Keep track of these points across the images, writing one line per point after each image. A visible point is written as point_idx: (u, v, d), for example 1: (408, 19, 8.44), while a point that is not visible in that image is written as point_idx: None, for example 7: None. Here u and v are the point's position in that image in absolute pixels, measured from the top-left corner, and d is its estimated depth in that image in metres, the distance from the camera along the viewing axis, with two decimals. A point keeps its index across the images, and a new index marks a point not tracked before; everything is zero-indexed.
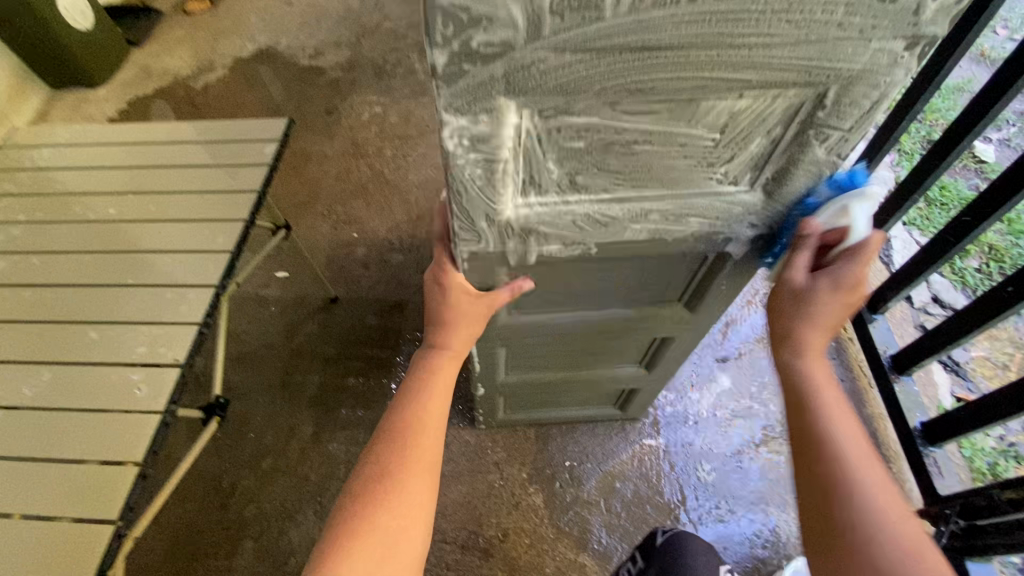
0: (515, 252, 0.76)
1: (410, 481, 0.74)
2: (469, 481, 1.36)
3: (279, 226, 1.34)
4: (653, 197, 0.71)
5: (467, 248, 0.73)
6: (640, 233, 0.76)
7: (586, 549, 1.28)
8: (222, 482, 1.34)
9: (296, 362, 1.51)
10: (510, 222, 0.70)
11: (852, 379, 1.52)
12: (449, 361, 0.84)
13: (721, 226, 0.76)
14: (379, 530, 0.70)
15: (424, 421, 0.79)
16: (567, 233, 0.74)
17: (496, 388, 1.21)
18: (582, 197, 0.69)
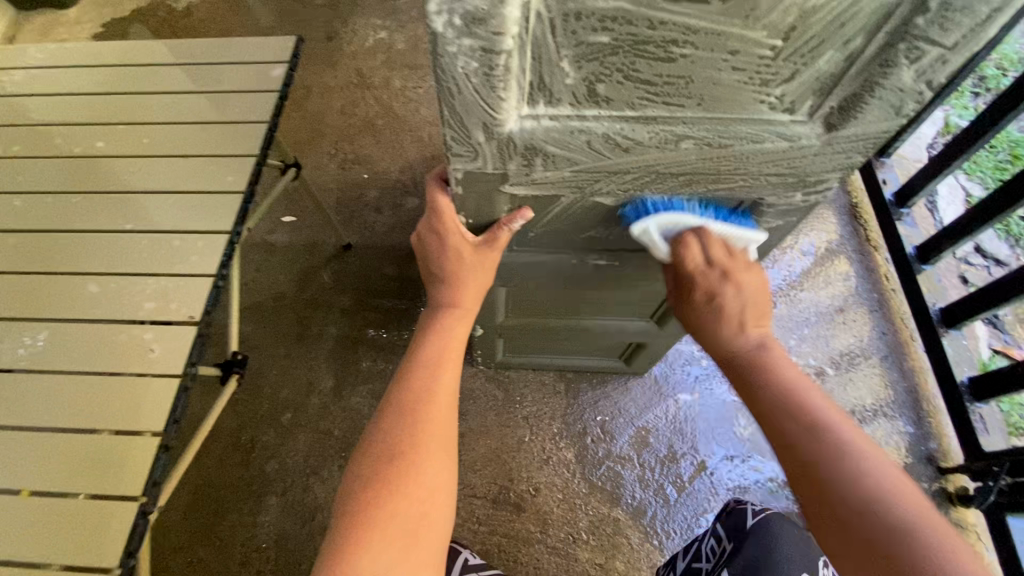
0: (516, 176, 0.60)
1: (429, 459, 0.63)
2: (498, 437, 1.31)
3: (288, 165, 1.19)
4: (689, 120, 0.53)
5: (460, 164, 0.58)
6: (663, 165, 0.59)
7: (620, 504, 1.25)
8: (241, 437, 1.28)
9: (310, 313, 1.42)
10: (512, 137, 0.54)
11: (895, 332, 1.46)
12: (461, 324, 0.73)
13: (762, 163, 0.58)
14: (399, 516, 0.59)
15: (438, 395, 0.67)
16: (581, 159, 0.57)
17: (494, 329, 1.14)
18: (602, 113, 0.52)
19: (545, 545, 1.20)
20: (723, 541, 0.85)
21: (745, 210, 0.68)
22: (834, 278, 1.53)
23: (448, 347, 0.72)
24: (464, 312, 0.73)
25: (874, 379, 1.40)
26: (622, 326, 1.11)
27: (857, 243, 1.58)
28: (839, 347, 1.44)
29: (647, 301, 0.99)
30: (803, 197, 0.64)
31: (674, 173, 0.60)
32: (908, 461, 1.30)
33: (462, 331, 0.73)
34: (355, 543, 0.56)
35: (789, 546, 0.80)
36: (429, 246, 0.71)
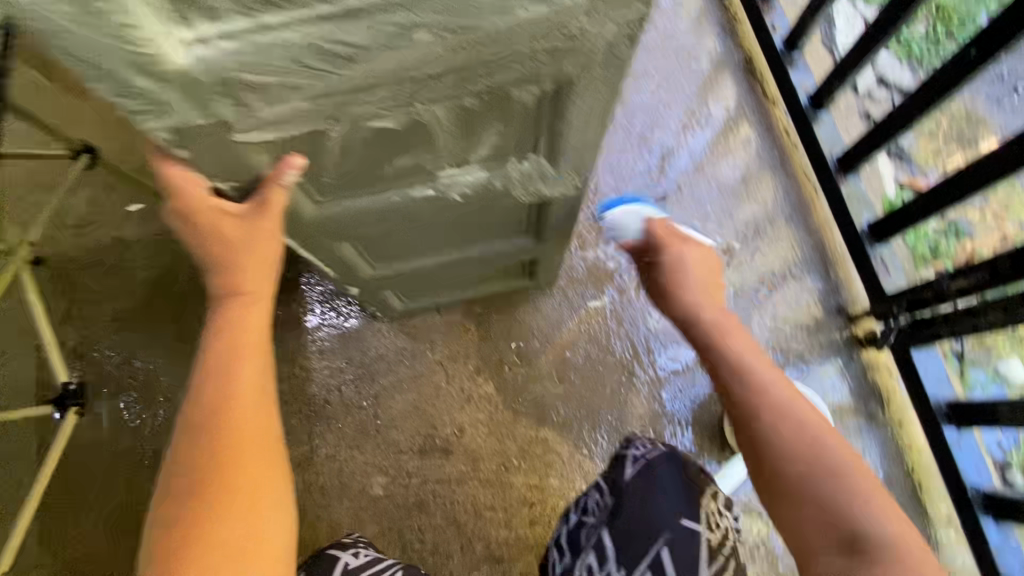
0: (240, 121, 0.48)
1: (239, 463, 0.63)
2: (415, 387, 1.26)
3: (78, 151, 1.02)
4: (408, 4, 0.40)
5: (152, 120, 0.46)
6: (413, 69, 0.46)
7: (547, 423, 1.25)
8: (145, 453, 1.23)
9: (185, 307, 1.30)
10: (188, 73, 0.41)
11: (798, 190, 1.42)
12: (253, 309, 0.69)
13: (533, 41, 0.46)
14: (218, 527, 0.60)
15: (237, 395, 0.65)
16: (304, 83, 0.45)
17: (367, 286, 1.04)
18: (289, 18, 0.39)
19: (479, 480, 1.21)
20: (604, 494, 0.79)
21: (554, 100, 0.57)
22: (735, 145, 1.45)
23: (242, 340, 0.68)
24: (252, 298, 0.69)
25: (782, 242, 1.37)
26: (501, 248, 1.02)
27: (755, 103, 1.48)
28: (745, 218, 1.39)
29: (513, 220, 0.90)
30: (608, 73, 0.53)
31: (434, 75, 0.48)
32: (819, 317, 1.32)
33: (256, 316, 0.69)
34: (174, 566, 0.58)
35: (669, 490, 0.75)
36: (191, 236, 0.65)
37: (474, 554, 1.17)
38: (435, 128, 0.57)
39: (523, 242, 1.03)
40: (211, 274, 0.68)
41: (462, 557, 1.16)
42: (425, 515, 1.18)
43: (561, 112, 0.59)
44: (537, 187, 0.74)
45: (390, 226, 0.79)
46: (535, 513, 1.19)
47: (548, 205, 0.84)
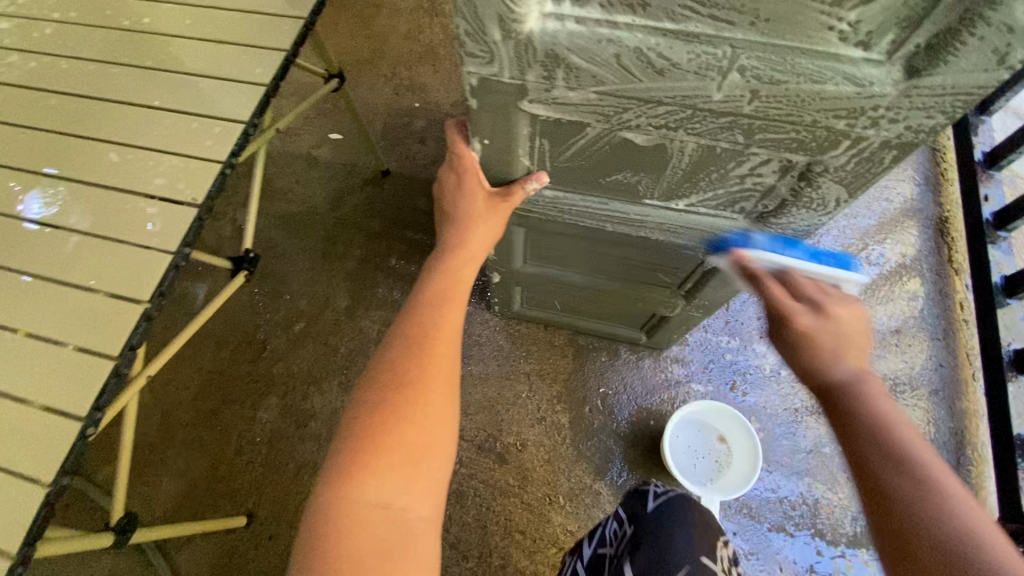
0: (531, 92, 0.54)
1: (431, 391, 0.64)
2: (497, 387, 1.30)
3: (332, 74, 1.16)
4: (739, 42, 0.45)
5: (474, 67, 0.52)
6: (703, 98, 0.50)
7: (604, 479, 1.21)
8: (255, 335, 1.33)
9: (338, 231, 1.44)
10: (532, 40, 0.47)
11: (954, 367, 1.30)
12: (469, 266, 0.74)
13: (820, 111, 0.49)
14: (405, 444, 0.60)
15: (440, 331, 0.68)
16: (609, 77, 0.50)
17: (513, 276, 1.09)
18: (636, 22, 0.45)
19: (521, 500, 1.20)
20: (625, 524, 0.77)
21: (803, 172, 0.59)
22: (897, 295, 1.37)
23: (454, 288, 0.72)
24: (458, 252, 0.73)
25: (916, 411, 1.26)
26: (645, 294, 1.02)
27: (935, 264, 1.40)
28: (885, 371, 1.30)
29: (676, 272, 0.91)
30: (859, 165, 0.55)
31: (715, 110, 0.51)
32: None
33: (468, 273, 0.74)
34: (365, 467, 0.58)
35: (688, 522, 0.72)
36: (450, 189, 0.75)
37: (489, 567, 1.15)
38: (675, 159, 0.61)
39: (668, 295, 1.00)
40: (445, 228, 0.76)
41: (478, 565, 1.15)
42: (459, 507, 1.19)
43: (800, 190, 0.62)
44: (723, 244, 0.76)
45: (572, 232, 0.84)
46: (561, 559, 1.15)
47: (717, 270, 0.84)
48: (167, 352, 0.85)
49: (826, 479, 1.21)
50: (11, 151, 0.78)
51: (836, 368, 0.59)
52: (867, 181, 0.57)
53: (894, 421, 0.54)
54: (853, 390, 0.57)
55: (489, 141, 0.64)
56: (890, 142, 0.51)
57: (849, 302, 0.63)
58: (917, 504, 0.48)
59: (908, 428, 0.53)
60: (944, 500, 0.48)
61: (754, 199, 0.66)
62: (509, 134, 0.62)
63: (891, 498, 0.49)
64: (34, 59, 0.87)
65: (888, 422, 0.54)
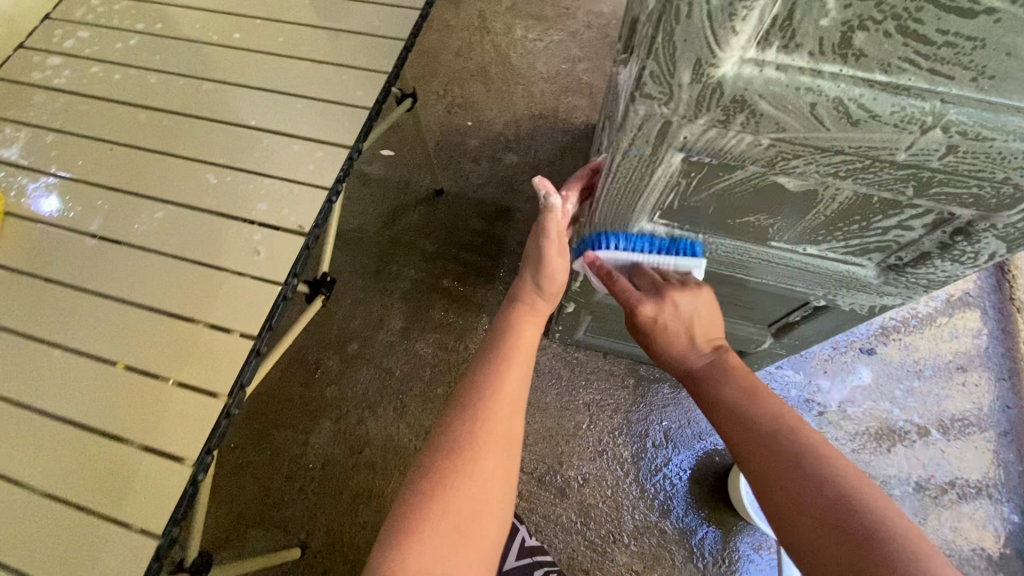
0: (699, 134, 0.54)
1: (483, 458, 0.67)
2: (556, 417, 1.26)
3: (405, 94, 1.14)
4: (951, 97, 0.44)
5: (645, 106, 0.52)
6: (888, 150, 0.50)
7: (669, 517, 1.17)
8: (307, 357, 1.30)
9: (392, 250, 1.41)
10: (724, 85, 0.47)
11: (1021, 408, 1.27)
12: (528, 328, 0.81)
13: (1016, 169, 0.49)
14: (453, 511, 0.62)
15: (501, 393, 0.72)
16: (794, 125, 0.49)
17: (590, 305, 1.07)
18: (845, 72, 0.43)
19: (583, 537, 1.15)
20: None
21: (960, 227, 0.59)
22: (961, 332, 1.35)
23: (516, 349, 0.78)
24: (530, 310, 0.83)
25: (985, 454, 1.23)
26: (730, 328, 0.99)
27: (998, 302, 1.38)
28: (953, 410, 1.27)
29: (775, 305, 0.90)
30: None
31: (897, 161, 0.51)
32: (1005, 553, 1.14)
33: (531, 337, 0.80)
34: (415, 530, 0.61)
35: None
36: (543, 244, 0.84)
37: None
38: (823, 204, 0.62)
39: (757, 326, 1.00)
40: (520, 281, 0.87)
41: None
42: None
43: (950, 244, 0.62)
44: (841, 288, 0.77)
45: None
46: None
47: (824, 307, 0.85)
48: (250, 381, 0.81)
49: None
50: (104, 170, 0.75)
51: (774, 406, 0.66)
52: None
53: (828, 464, 0.58)
54: (778, 432, 0.63)
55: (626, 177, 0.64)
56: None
57: (703, 293, 0.75)
58: (856, 540, 0.51)
59: (813, 458, 0.59)
60: (844, 497, 0.54)
61: (888, 249, 0.68)
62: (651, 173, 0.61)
63: (809, 496, 0.56)
64: (121, 74, 0.84)
65: (773, 435, 0.63)
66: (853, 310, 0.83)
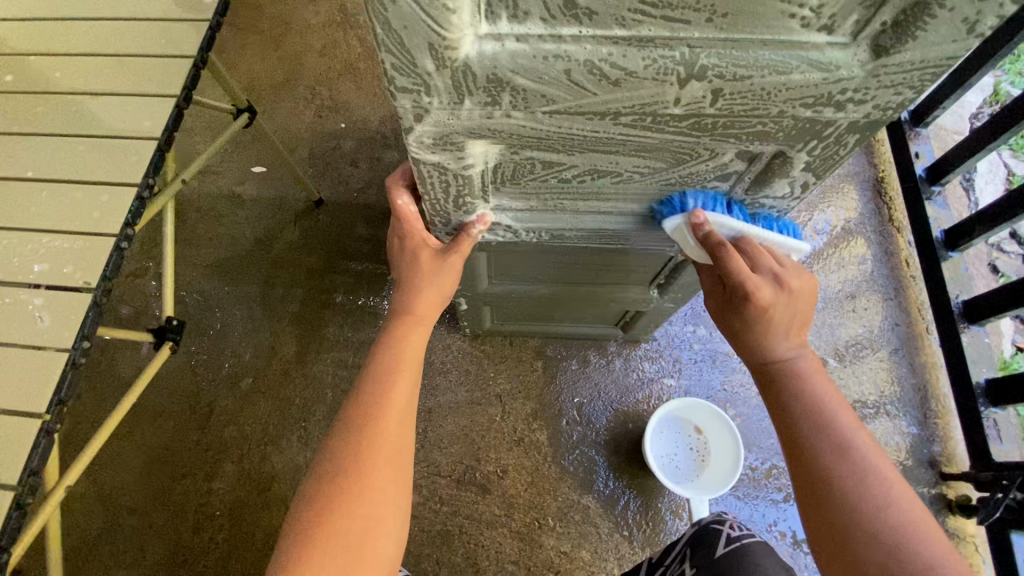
0: (476, 120, 0.49)
1: (372, 476, 0.66)
2: (469, 414, 1.24)
3: (240, 109, 1.07)
4: (696, 41, 0.41)
5: (408, 100, 0.46)
6: (663, 105, 0.47)
7: (591, 491, 1.18)
8: (200, 400, 1.23)
9: (277, 273, 1.34)
10: (471, 67, 0.43)
11: (909, 323, 1.33)
12: (415, 335, 0.76)
13: (787, 101, 0.47)
14: (343, 529, 0.62)
15: (387, 410, 0.70)
16: (560, 95, 0.46)
17: (477, 298, 1.04)
18: (583, 32, 0.41)
19: (509, 529, 1.15)
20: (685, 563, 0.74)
21: (769, 161, 0.57)
22: (848, 259, 1.39)
23: (400, 360, 0.73)
24: (416, 318, 0.76)
25: (879, 373, 1.28)
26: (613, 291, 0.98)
27: (878, 224, 1.43)
28: (846, 336, 1.32)
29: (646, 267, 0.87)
30: (824, 150, 0.54)
31: (676, 114, 0.48)
32: (906, 463, 1.21)
33: (416, 344, 0.75)
34: (304, 554, 0.60)
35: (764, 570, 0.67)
36: (398, 254, 0.77)
37: None
38: (635, 164, 0.58)
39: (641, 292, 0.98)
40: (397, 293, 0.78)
41: None
42: (446, 548, 1.13)
43: (762, 179, 0.60)
44: None
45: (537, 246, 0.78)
46: None
47: (687, 263, 0.83)
48: (87, 452, 0.74)
49: None
50: None
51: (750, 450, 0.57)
52: (834, 162, 0.56)
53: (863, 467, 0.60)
54: (834, 442, 0.62)
55: (435, 165, 0.57)
56: (857, 123, 0.50)
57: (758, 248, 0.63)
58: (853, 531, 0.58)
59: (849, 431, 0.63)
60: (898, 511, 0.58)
61: (718, 198, 0.66)
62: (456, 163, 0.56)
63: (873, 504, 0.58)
64: None
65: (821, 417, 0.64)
66: None
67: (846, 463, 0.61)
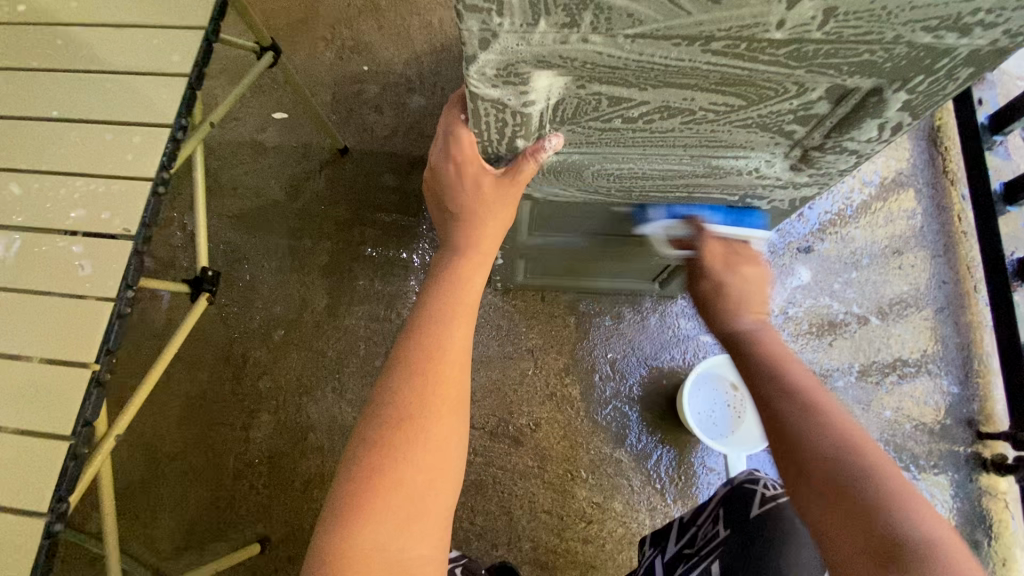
0: (548, 46, 0.44)
1: (436, 427, 0.66)
2: (501, 368, 1.23)
3: (264, 48, 1.00)
4: None
5: (476, 21, 0.41)
6: (763, 28, 0.42)
7: (624, 445, 1.18)
8: (232, 351, 1.23)
9: (303, 224, 1.31)
10: None
11: (956, 282, 1.28)
12: (472, 283, 0.74)
13: (907, 24, 0.41)
14: (409, 479, 0.64)
15: (445, 361, 0.69)
16: (649, 15, 0.40)
17: (515, 251, 1.00)
18: None
19: (542, 480, 1.16)
20: (718, 524, 0.73)
21: (860, 101, 0.52)
22: (896, 213, 1.32)
23: (458, 307, 0.72)
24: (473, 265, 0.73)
25: (922, 332, 1.25)
26: (659, 244, 0.94)
27: (931, 176, 1.35)
28: (890, 294, 1.27)
29: None
30: (929, 86, 0.49)
31: (775, 40, 0.43)
32: (945, 423, 1.19)
33: (474, 288, 0.73)
34: (374, 502, 0.62)
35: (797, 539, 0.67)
36: (450, 181, 0.72)
37: (520, 552, 1.12)
38: (709, 102, 0.53)
39: None
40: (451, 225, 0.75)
41: (508, 552, 1.12)
42: (480, 497, 1.15)
43: (848, 122, 0.55)
44: (753, 191, 0.69)
45: (588, 198, 0.74)
46: (591, 532, 1.13)
47: (744, 217, 0.79)
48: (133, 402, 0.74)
49: None
50: None
51: (826, 418, 0.57)
52: (936, 101, 0.51)
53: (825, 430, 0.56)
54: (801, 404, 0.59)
55: (494, 102, 0.52)
56: (978, 53, 0.44)
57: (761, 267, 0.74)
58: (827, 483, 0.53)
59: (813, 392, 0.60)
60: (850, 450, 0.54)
61: (793, 143, 0.60)
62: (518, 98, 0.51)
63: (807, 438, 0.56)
64: None
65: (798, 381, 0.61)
66: (766, 216, 0.77)
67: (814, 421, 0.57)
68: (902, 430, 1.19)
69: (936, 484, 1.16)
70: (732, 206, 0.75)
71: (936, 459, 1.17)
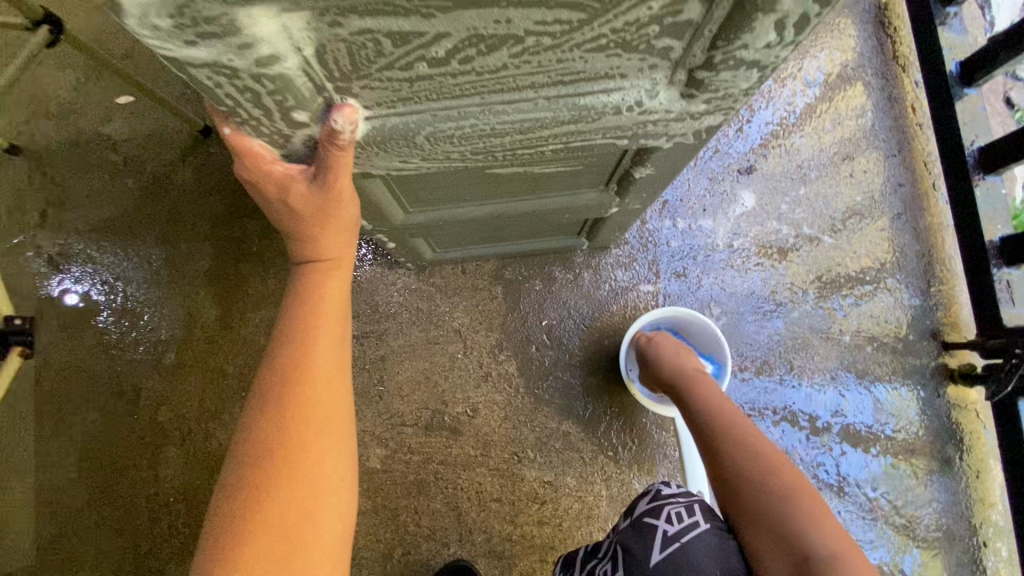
0: None
1: (311, 455, 0.54)
2: (427, 355, 1.11)
3: (37, 23, 0.83)
4: None
5: None
6: None
7: (571, 417, 1.09)
8: (122, 384, 1.09)
9: (176, 226, 1.13)
10: None
11: (914, 182, 1.15)
12: (333, 281, 0.59)
13: None
14: (278, 526, 0.51)
15: (311, 373, 0.55)
16: None
17: (401, 232, 0.85)
18: None
19: (487, 468, 1.07)
20: (616, 570, 0.69)
21: None
22: (845, 114, 1.17)
23: (321, 310, 0.58)
24: (333, 262, 0.59)
25: (880, 245, 1.14)
26: (563, 198, 0.79)
27: (880, 65, 1.19)
28: (842, 208, 1.15)
29: (594, 168, 0.68)
30: None
31: None
32: (907, 339, 1.11)
33: (334, 293, 0.59)
34: (235, 557, 0.50)
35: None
36: (259, 200, 0.54)
37: (473, 546, 1.05)
38: (533, 19, 0.37)
39: (597, 195, 0.79)
40: (288, 240, 0.58)
41: (461, 548, 1.05)
42: (423, 497, 1.07)
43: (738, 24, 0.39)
44: (643, 129, 0.54)
45: (444, 165, 0.58)
46: (546, 513, 1.06)
47: (646, 159, 0.64)
48: None
49: (800, 347, 1.11)
50: None
51: (757, 457, 0.71)
52: None
53: (766, 471, 0.69)
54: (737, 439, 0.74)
55: (215, 65, 0.35)
56: None
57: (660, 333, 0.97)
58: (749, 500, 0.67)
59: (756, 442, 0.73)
60: (775, 489, 0.67)
61: (676, 62, 0.44)
62: (243, 57, 0.35)
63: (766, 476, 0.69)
64: None
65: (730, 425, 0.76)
66: (672, 154, 0.63)
67: (754, 463, 0.71)
68: (863, 353, 1.11)
69: (901, 404, 1.09)
70: (626, 149, 0.60)
71: (900, 378, 1.10)
